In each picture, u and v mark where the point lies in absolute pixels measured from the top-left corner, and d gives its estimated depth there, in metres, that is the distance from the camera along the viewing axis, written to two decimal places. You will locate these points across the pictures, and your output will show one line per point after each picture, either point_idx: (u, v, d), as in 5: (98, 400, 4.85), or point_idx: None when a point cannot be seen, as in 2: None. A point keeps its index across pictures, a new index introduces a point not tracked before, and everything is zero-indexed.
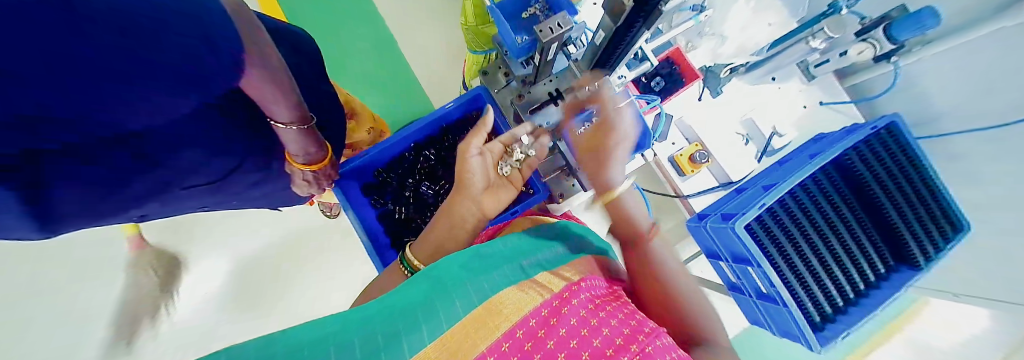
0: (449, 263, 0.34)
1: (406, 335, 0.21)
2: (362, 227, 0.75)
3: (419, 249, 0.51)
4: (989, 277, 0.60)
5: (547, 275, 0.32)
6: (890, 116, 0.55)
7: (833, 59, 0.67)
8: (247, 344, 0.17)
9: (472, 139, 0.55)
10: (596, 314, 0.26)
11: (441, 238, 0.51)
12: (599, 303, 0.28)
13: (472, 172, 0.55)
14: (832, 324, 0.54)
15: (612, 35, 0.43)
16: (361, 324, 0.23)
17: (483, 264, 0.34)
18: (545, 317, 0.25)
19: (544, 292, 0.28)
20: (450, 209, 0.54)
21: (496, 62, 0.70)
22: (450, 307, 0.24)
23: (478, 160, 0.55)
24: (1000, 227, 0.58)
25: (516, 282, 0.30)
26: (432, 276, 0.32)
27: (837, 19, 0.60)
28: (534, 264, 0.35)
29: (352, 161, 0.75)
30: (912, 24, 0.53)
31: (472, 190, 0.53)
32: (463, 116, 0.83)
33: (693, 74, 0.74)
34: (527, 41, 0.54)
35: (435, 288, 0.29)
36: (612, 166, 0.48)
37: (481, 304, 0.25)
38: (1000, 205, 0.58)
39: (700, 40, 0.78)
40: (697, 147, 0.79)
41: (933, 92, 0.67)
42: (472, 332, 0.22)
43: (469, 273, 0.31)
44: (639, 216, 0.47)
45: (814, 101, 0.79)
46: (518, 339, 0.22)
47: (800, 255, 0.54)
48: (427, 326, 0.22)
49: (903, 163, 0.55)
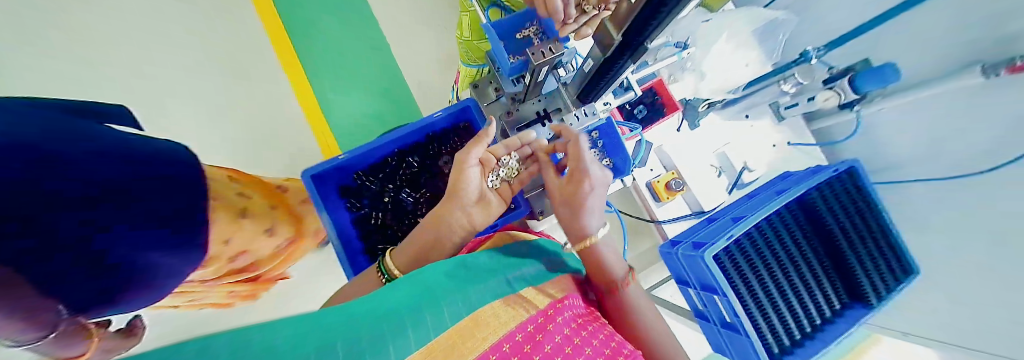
0: (431, 272, 0.33)
1: (393, 341, 0.21)
2: (333, 231, 0.72)
3: (401, 254, 0.50)
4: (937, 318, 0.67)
5: (531, 290, 0.32)
6: (851, 161, 0.60)
7: (801, 103, 0.73)
8: (217, 337, 0.16)
9: (471, 149, 0.50)
10: (579, 333, 0.27)
11: (425, 243, 0.51)
12: (582, 322, 0.29)
13: (466, 181, 0.52)
14: (790, 356, 0.55)
15: (599, 66, 0.45)
16: (340, 326, 0.22)
17: (468, 276, 0.34)
18: (531, 333, 0.25)
19: (529, 308, 0.28)
20: (440, 215, 0.52)
21: (487, 77, 0.72)
22: (436, 315, 0.24)
23: (475, 171, 0.52)
24: (951, 268, 0.64)
25: (502, 296, 0.30)
26: (414, 282, 0.31)
27: (805, 68, 0.71)
28: (519, 279, 0.35)
29: (331, 160, 0.72)
30: (875, 78, 0.59)
31: (464, 199, 0.52)
32: (451, 126, 0.82)
33: (674, 106, 0.79)
34: (519, 61, 0.54)
35: (419, 294, 0.28)
36: (585, 213, 0.49)
37: (468, 315, 0.25)
38: (952, 245, 0.64)
39: (682, 74, 0.84)
40: (673, 176, 0.82)
41: (889, 142, 0.74)
42: (459, 344, 0.22)
43: (453, 283, 0.31)
44: (614, 266, 0.46)
45: (782, 141, 0.84)
46: (505, 352, 0.22)
47: (762, 285, 0.57)
48: (414, 333, 0.22)
49: (860, 206, 0.60)
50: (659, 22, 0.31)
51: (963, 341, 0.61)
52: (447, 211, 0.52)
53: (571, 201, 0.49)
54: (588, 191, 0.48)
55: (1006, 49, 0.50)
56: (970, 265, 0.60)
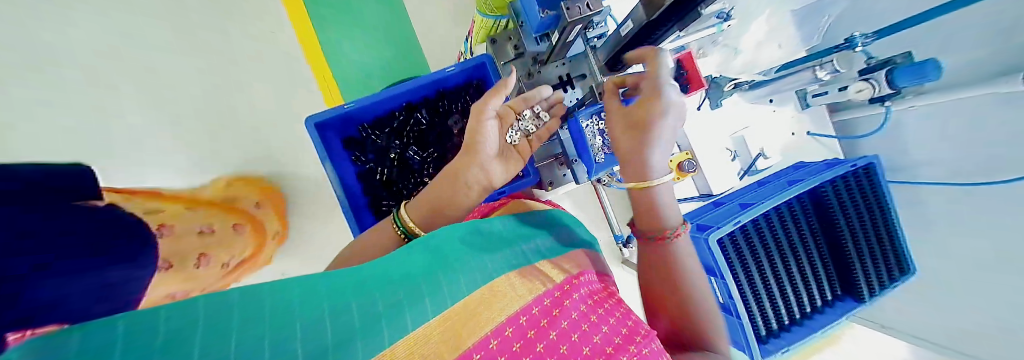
0: (449, 233, 0.33)
1: (408, 306, 0.21)
2: (340, 185, 0.71)
3: (413, 209, 0.49)
4: (923, 319, 0.69)
5: (546, 264, 0.32)
6: (871, 157, 0.57)
7: (831, 92, 0.69)
8: (230, 289, 0.16)
9: (493, 98, 0.48)
10: (595, 311, 0.27)
11: (435, 201, 0.49)
12: (598, 299, 0.29)
13: (483, 136, 0.49)
14: (775, 339, 0.58)
15: (639, 30, 0.40)
16: (358, 285, 0.22)
17: (484, 243, 0.33)
18: (547, 307, 0.25)
19: (546, 281, 0.28)
20: (454, 174, 0.50)
21: (507, 32, 0.67)
22: (452, 281, 0.24)
23: (493, 126, 0.50)
24: (948, 273, 0.65)
25: (516, 267, 0.29)
26: (432, 244, 0.31)
27: (846, 55, 0.65)
28: (534, 251, 0.35)
29: (337, 109, 0.69)
30: (916, 71, 0.54)
31: (481, 158, 0.50)
32: (464, 83, 0.78)
33: (700, 84, 0.70)
34: (549, 16, 0.49)
35: (434, 258, 0.28)
36: (655, 147, 0.41)
37: (484, 283, 0.25)
38: (953, 251, 0.64)
39: (712, 49, 0.79)
40: (687, 156, 0.78)
41: (913, 142, 0.71)
42: (475, 313, 0.22)
43: (468, 249, 0.31)
44: (669, 212, 0.42)
45: (802, 130, 0.81)
46: (521, 325, 0.23)
47: (761, 273, 0.57)
48: (429, 299, 0.22)
49: (872, 204, 0.58)
50: None
51: (945, 342, 0.64)
52: (463, 168, 0.50)
53: (641, 131, 0.41)
54: (664, 117, 0.41)
55: None
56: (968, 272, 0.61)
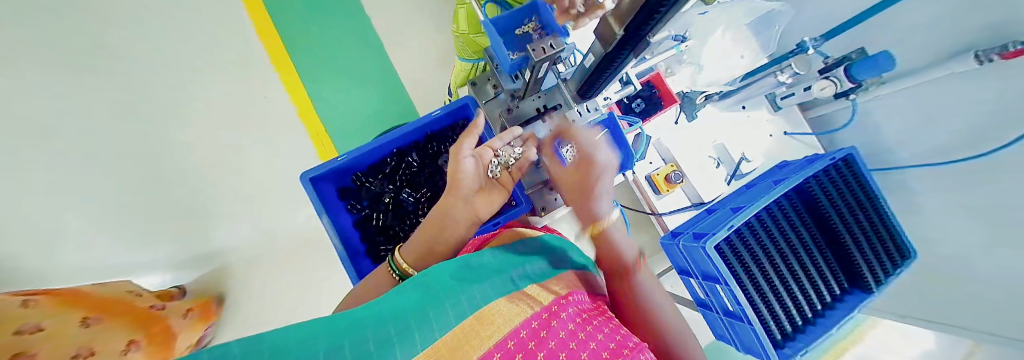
0: (439, 271, 0.34)
1: (399, 341, 0.21)
2: (338, 235, 0.71)
3: (409, 252, 0.49)
4: (937, 303, 0.68)
5: (536, 288, 0.33)
6: (848, 148, 0.60)
7: (798, 93, 0.73)
8: (231, 340, 0.16)
9: (465, 140, 0.52)
10: (584, 328, 0.27)
11: (430, 241, 0.50)
12: (586, 318, 0.29)
13: (464, 173, 0.51)
14: (792, 342, 0.57)
15: (600, 61, 0.44)
16: (351, 328, 0.22)
17: (474, 275, 0.34)
18: (534, 330, 0.25)
19: (534, 305, 0.29)
20: (444, 213, 0.51)
21: (485, 74, 0.72)
22: (443, 315, 0.25)
23: (470, 161, 0.52)
24: (950, 252, 0.65)
25: (506, 294, 0.30)
26: (421, 283, 0.31)
27: (803, 58, 0.70)
28: (524, 277, 0.35)
29: (331, 162, 0.71)
30: (869, 65, 0.59)
31: (467, 193, 0.51)
32: (450, 124, 0.82)
33: (672, 99, 0.78)
34: (519, 57, 0.53)
35: (425, 294, 0.28)
36: (601, 198, 0.52)
37: (473, 314, 0.26)
38: (950, 229, 0.65)
39: (679, 67, 0.82)
40: (673, 168, 0.83)
41: (885, 128, 0.74)
42: (466, 341, 0.22)
43: (459, 283, 0.31)
44: (625, 247, 0.51)
45: (779, 131, 0.85)
46: (509, 349, 0.22)
47: (764, 273, 0.57)
48: (422, 334, 0.22)
49: (858, 194, 0.60)
50: (662, 16, 0.30)
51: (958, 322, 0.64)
52: (450, 204, 0.51)
53: (587, 186, 0.52)
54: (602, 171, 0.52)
55: (996, 37, 0.51)
56: (971, 249, 0.61)
